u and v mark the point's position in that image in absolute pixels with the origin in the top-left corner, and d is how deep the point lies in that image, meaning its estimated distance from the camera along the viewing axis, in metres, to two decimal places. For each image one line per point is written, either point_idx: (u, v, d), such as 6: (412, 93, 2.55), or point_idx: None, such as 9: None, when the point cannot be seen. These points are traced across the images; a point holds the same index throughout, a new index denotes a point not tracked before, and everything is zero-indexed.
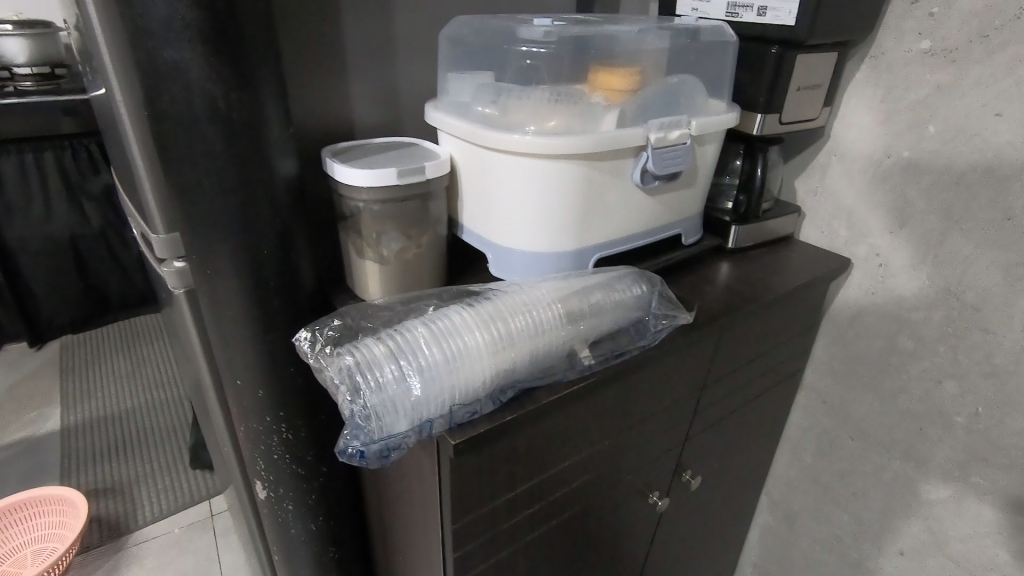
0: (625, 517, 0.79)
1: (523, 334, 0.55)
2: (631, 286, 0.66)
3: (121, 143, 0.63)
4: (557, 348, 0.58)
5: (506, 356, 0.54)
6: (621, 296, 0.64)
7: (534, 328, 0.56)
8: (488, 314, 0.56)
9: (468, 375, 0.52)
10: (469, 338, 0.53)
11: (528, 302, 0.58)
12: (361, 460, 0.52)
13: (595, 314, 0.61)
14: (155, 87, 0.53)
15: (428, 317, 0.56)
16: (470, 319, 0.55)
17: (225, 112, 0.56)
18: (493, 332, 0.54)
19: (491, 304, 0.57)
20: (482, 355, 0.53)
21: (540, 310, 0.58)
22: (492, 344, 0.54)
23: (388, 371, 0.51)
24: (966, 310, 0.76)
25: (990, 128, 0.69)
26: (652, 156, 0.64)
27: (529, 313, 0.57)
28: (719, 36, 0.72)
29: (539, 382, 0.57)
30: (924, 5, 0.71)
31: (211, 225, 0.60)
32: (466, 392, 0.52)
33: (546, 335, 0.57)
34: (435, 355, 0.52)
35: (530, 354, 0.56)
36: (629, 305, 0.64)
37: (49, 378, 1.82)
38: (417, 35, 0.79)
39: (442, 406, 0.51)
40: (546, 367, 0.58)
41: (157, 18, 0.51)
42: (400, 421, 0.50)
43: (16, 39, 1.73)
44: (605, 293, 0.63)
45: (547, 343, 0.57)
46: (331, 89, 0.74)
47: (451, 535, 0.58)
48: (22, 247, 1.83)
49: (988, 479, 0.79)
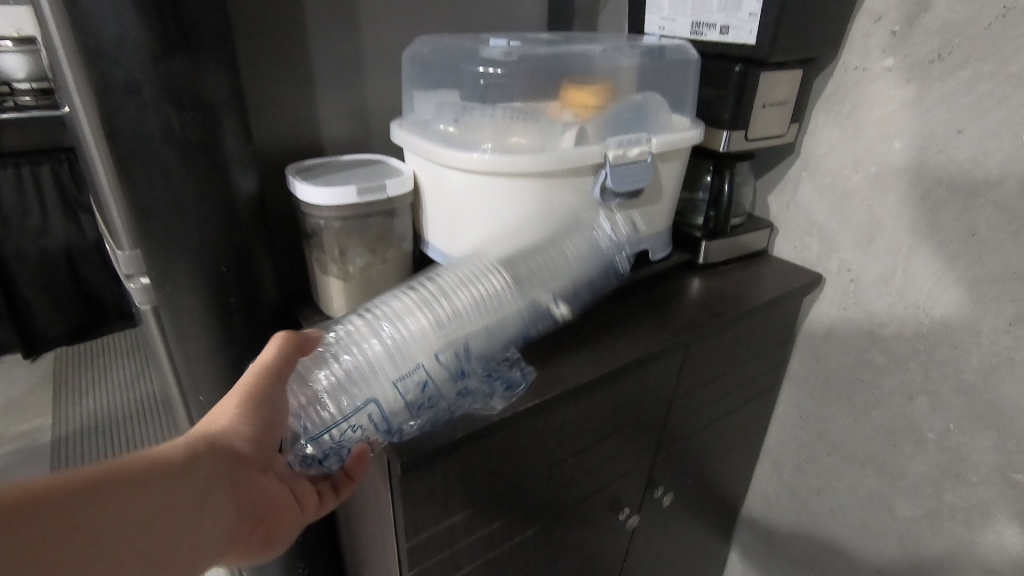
0: (595, 534, 0.79)
1: (463, 305, 0.56)
2: (568, 240, 0.67)
3: (85, 159, 0.64)
4: (505, 315, 0.59)
5: (450, 334, 0.55)
6: (563, 258, 0.66)
7: (477, 303, 0.57)
8: (426, 297, 0.56)
9: (409, 353, 0.53)
10: (405, 318, 0.54)
11: (468, 277, 0.59)
12: (324, 466, 0.53)
13: (547, 270, 0.64)
14: (110, 106, 0.54)
15: (366, 310, 0.58)
16: (406, 301, 0.56)
17: (180, 132, 0.57)
18: (431, 307, 0.55)
19: (430, 285, 0.57)
20: (422, 337, 0.54)
21: (481, 286, 0.58)
22: (432, 325, 0.54)
23: (331, 365, 0.53)
24: (935, 327, 0.76)
25: (953, 144, 0.69)
26: (611, 172, 0.64)
27: (470, 290, 0.58)
28: (682, 55, 0.72)
29: (510, 382, 0.60)
30: (886, 23, 0.72)
31: (169, 242, 0.61)
32: (413, 372, 0.52)
33: (489, 305, 0.58)
34: (373, 348, 0.53)
35: (476, 329, 0.56)
36: (581, 246, 0.68)
37: (41, 391, 1.82)
38: (386, 55, 0.80)
39: (386, 391, 0.52)
40: (497, 339, 0.59)
41: (111, 38, 0.52)
42: (344, 412, 0.52)
43: (15, 55, 1.78)
44: (548, 261, 0.64)
45: (490, 312, 0.58)
46: (298, 106, 0.75)
47: (406, 553, 0.58)
48: (17, 259, 1.85)
49: (960, 496, 0.78)
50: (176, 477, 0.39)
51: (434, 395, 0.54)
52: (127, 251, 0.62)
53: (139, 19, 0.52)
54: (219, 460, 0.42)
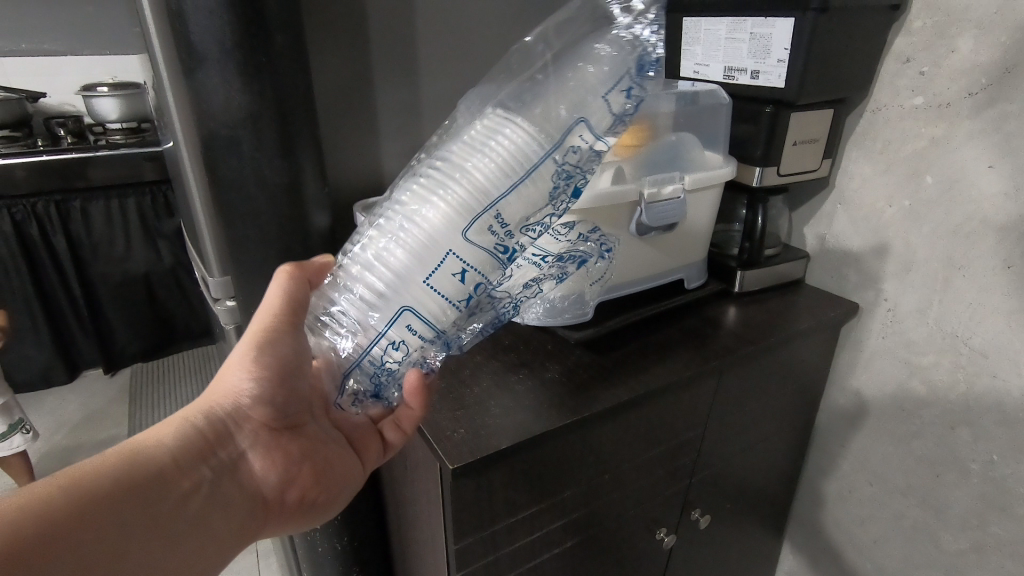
0: (634, 551, 0.83)
1: (486, 171, 0.49)
2: (594, 66, 0.58)
3: (186, 198, 0.75)
4: (547, 170, 0.50)
5: (477, 206, 0.48)
6: (607, 88, 0.56)
7: (497, 161, 0.49)
8: (440, 178, 0.50)
9: (434, 240, 0.48)
10: (422, 202, 0.49)
11: (484, 137, 0.51)
12: (383, 388, 0.54)
13: (568, 106, 0.54)
14: (214, 158, 0.65)
15: (381, 212, 0.53)
16: (423, 184, 0.51)
17: (270, 178, 0.66)
18: (447, 183, 0.49)
19: (442, 165, 0.51)
20: (447, 220, 0.48)
21: (500, 141, 0.50)
22: (456, 204, 0.48)
23: (354, 278, 0.51)
24: (973, 357, 0.77)
25: (983, 178, 0.71)
26: (646, 210, 0.69)
27: (485, 151, 0.50)
28: (714, 100, 0.78)
29: (585, 258, 0.65)
30: (915, 65, 0.75)
31: (254, 271, 0.71)
32: (444, 263, 0.48)
33: (521, 159, 0.49)
34: (395, 251, 0.49)
35: (507, 190, 0.49)
36: (605, 70, 0.57)
37: (120, 403, 1.98)
38: (439, 101, 0.91)
39: (425, 294, 0.49)
40: (547, 200, 0.51)
41: (220, 101, 0.62)
42: (384, 331, 0.50)
43: (110, 99, 1.99)
44: (584, 100, 0.55)
45: (526, 168, 0.49)
46: (363, 149, 0.86)
47: (455, 554, 0.63)
48: (103, 282, 2.04)
49: (1007, 529, 0.78)
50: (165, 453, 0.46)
51: (481, 282, 0.50)
52: (218, 276, 0.72)
53: (240, 86, 0.62)
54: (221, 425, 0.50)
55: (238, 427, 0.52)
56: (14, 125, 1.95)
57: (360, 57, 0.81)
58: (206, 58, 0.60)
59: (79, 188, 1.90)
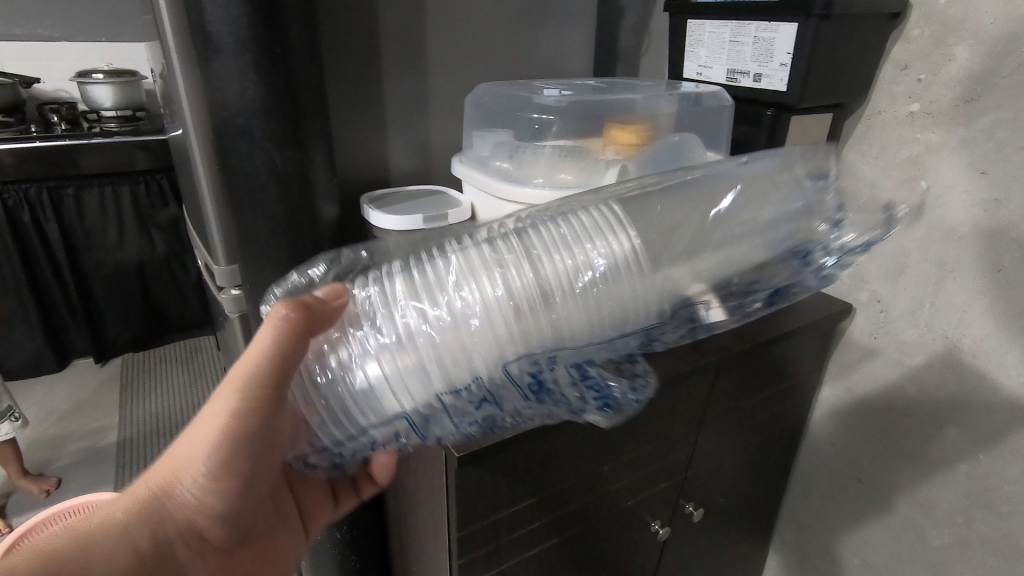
0: (627, 543, 0.84)
1: (564, 299, 0.55)
2: (750, 224, 0.68)
3: (194, 187, 0.75)
4: (635, 314, 0.59)
5: (527, 321, 0.54)
6: (751, 249, 0.68)
7: (575, 291, 0.55)
8: (505, 268, 0.54)
9: (464, 325, 0.52)
10: (472, 278, 0.54)
11: (587, 238, 0.58)
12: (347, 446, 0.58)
13: (708, 270, 0.65)
14: (226, 147, 0.65)
15: (432, 261, 0.57)
16: (482, 254, 0.56)
17: (282, 168, 0.67)
18: (507, 273, 0.54)
19: (518, 254, 0.55)
20: (495, 317, 0.53)
21: (595, 273, 0.56)
22: (506, 308, 0.53)
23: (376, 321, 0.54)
24: (962, 358, 0.79)
25: (977, 184, 0.73)
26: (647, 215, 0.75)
27: (580, 281, 0.55)
28: (717, 101, 0.84)
29: (607, 400, 0.60)
30: (913, 72, 0.77)
31: (263, 261, 0.71)
32: (469, 386, 0.54)
33: (601, 304, 0.56)
34: (413, 321, 0.53)
35: (566, 317, 0.55)
36: (755, 246, 0.68)
37: (111, 393, 1.97)
38: (446, 97, 0.92)
39: (422, 387, 0.53)
40: (605, 342, 0.58)
41: (233, 91, 0.63)
42: (370, 416, 0.54)
43: (105, 86, 1.97)
44: (722, 254, 0.66)
45: (591, 312, 0.56)
46: (369, 142, 0.86)
47: (456, 542, 0.65)
48: (96, 271, 2.03)
49: (991, 528, 0.80)
50: (113, 549, 0.49)
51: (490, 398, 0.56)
52: (223, 265, 0.74)
53: (253, 76, 0.62)
54: (166, 515, 0.53)
55: (189, 516, 0.54)
56: (7, 110, 1.93)
57: (369, 52, 0.82)
58: (221, 49, 0.60)
59: (73, 176, 1.88)
